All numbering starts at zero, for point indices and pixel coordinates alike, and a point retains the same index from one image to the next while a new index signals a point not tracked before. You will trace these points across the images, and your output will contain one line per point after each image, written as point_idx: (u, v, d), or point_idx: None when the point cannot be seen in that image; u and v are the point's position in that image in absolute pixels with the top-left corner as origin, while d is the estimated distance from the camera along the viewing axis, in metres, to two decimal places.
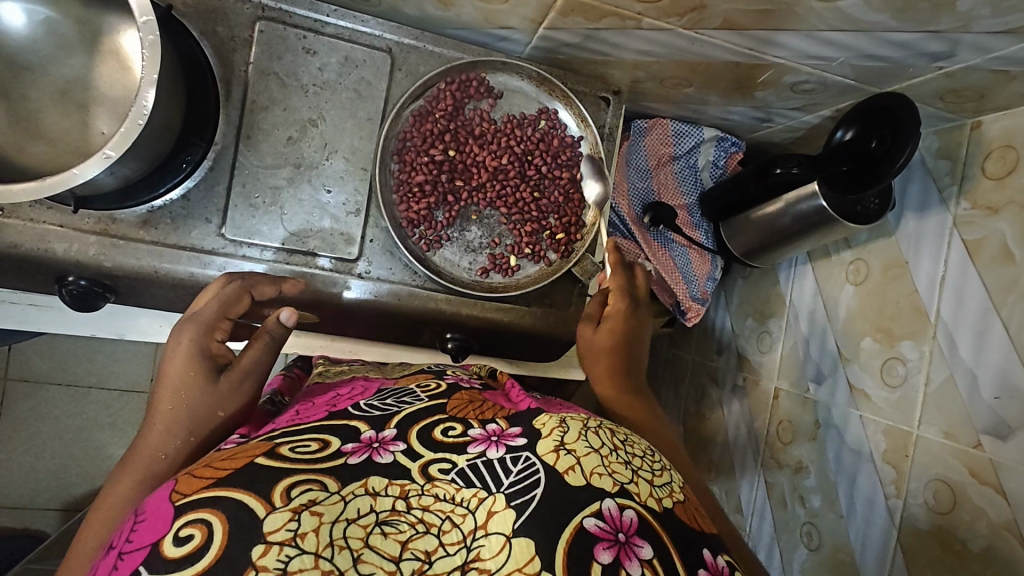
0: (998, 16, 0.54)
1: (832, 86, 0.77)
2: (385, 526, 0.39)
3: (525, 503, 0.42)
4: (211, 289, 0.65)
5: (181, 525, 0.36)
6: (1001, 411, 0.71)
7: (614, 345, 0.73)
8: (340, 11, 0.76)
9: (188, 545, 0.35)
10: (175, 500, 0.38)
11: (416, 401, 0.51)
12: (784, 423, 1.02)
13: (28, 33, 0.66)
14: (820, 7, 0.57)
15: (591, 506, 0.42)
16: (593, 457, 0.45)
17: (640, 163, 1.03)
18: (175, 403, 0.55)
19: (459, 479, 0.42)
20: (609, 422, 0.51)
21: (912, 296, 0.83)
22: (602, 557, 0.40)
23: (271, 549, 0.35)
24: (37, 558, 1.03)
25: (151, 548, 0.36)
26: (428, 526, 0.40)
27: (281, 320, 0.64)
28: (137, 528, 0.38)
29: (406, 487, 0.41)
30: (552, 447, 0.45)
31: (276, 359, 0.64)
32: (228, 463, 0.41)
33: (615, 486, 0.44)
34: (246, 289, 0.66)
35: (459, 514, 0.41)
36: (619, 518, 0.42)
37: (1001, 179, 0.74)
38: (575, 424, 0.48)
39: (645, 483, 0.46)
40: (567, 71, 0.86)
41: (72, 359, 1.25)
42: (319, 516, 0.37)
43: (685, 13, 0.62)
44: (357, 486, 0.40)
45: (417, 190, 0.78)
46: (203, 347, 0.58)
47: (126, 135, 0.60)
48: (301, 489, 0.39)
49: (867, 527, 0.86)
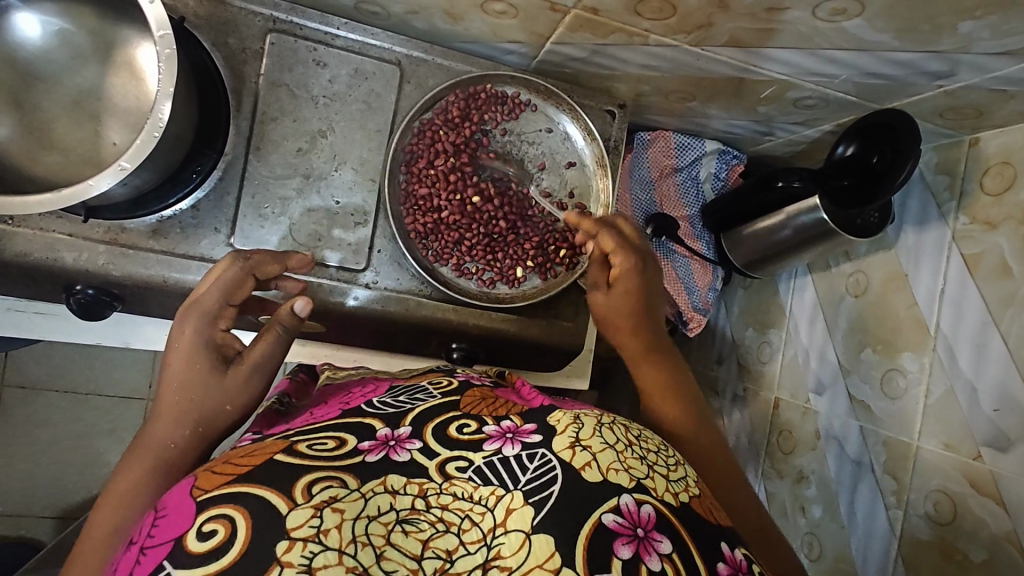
0: (996, 38, 0.56)
1: (834, 102, 0.78)
2: (405, 524, 0.40)
3: (543, 500, 0.42)
4: (219, 268, 0.62)
5: (205, 520, 0.37)
6: (1001, 424, 0.72)
7: (634, 308, 0.71)
8: (351, 24, 0.77)
9: (212, 541, 0.36)
10: (197, 496, 0.38)
11: (429, 398, 0.51)
12: (785, 432, 1.03)
13: (43, 44, 0.67)
14: (824, 27, 0.58)
15: (609, 502, 0.43)
16: (609, 453, 0.46)
17: (643, 174, 1.05)
18: (181, 396, 0.55)
19: (476, 477, 0.43)
20: (622, 418, 0.51)
21: (912, 308, 0.84)
22: (622, 553, 0.40)
23: (295, 545, 0.35)
24: (36, 567, 1.02)
25: (174, 543, 0.36)
26: (448, 525, 0.40)
27: (296, 310, 0.63)
28: (160, 523, 0.38)
29: (424, 486, 0.42)
30: (568, 444, 0.46)
31: (287, 350, 0.63)
32: (246, 460, 0.41)
33: (631, 482, 0.44)
34: (249, 272, 0.62)
35: (478, 512, 0.41)
36: (636, 514, 0.42)
37: (999, 195, 0.76)
38: (589, 420, 0.48)
39: (662, 478, 0.46)
40: (573, 85, 0.87)
41: (70, 366, 1.25)
42: (341, 513, 0.38)
43: (692, 31, 0.64)
44: (376, 484, 0.41)
45: (423, 203, 0.80)
46: (208, 339, 0.57)
47: (142, 147, 0.60)
48: (322, 486, 0.39)
49: (868, 536, 0.87)
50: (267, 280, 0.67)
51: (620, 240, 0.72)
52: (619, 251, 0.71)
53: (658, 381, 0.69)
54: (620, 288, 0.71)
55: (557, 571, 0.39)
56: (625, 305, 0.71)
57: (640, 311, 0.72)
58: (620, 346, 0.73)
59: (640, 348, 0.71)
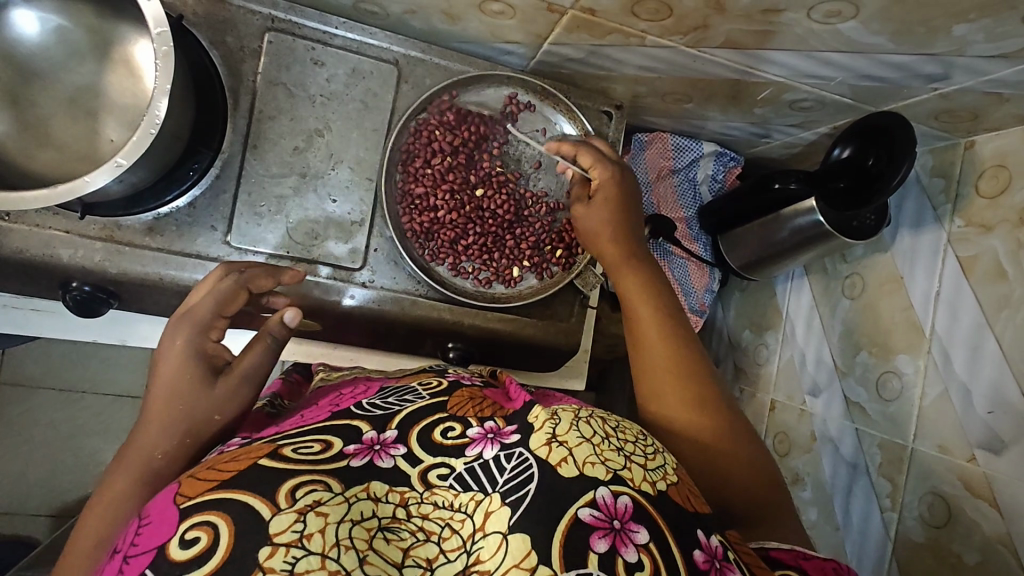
0: (990, 41, 0.56)
1: (831, 105, 0.78)
2: (387, 532, 0.40)
3: (520, 499, 0.42)
4: (207, 282, 0.62)
5: (188, 527, 0.37)
6: (995, 426, 0.72)
7: (613, 217, 0.72)
8: (349, 23, 0.77)
9: (195, 548, 0.36)
10: (180, 503, 0.38)
11: (417, 399, 0.51)
12: (780, 434, 1.03)
13: (41, 40, 0.67)
14: (819, 29, 0.59)
15: (586, 496, 0.43)
16: (586, 446, 0.45)
17: (641, 175, 1.04)
18: (167, 405, 0.54)
19: (456, 484, 0.43)
20: (599, 411, 0.51)
21: (907, 311, 0.84)
22: (598, 547, 0.41)
23: (278, 550, 0.35)
24: (30, 565, 1.02)
25: (156, 550, 0.36)
26: (428, 534, 0.41)
27: (285, 320, 0.63)
28: (143, 531, 0.38)
29: (406, 495, 0.42)
30: (544, 441, 0.46)
31: (276, 362, 0.63)
32: (231, 466, 0.41)
33: (608, 474, 0.44)
34: (243, 285, 0.64)
35: (459, 519, 0.41)
36: (613, 506, 0.43)
37: (994, 198, 0.76)
38: (566, 416, 0.48)
39: (639, 467, 0.46)
40: (570, 86, 0.87)
41: (66, 363, 1.25)
42: (325, 516, 0.38)
43: (688, 32, 0.64)
44: (360, 489, 0.41)
45: (419, 202, 0.80)
46: (198, 348, 0.57)
47: (139, 143, 0.61)
48: (306, 490, 0.39)
49: (863, 540, 0.87)
50: (259, 294, 0.68)
51: (597, 156, 0.74)
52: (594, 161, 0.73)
53: (638, 290, 0.67)
54: (599, 198, 0.72)
55: (533, 570, 0.39)
56: (605, 215, 0.72)
57: (619, 221, 0.72)
58: (601, 255, 0.72)
59: (618, 255, 0.70)
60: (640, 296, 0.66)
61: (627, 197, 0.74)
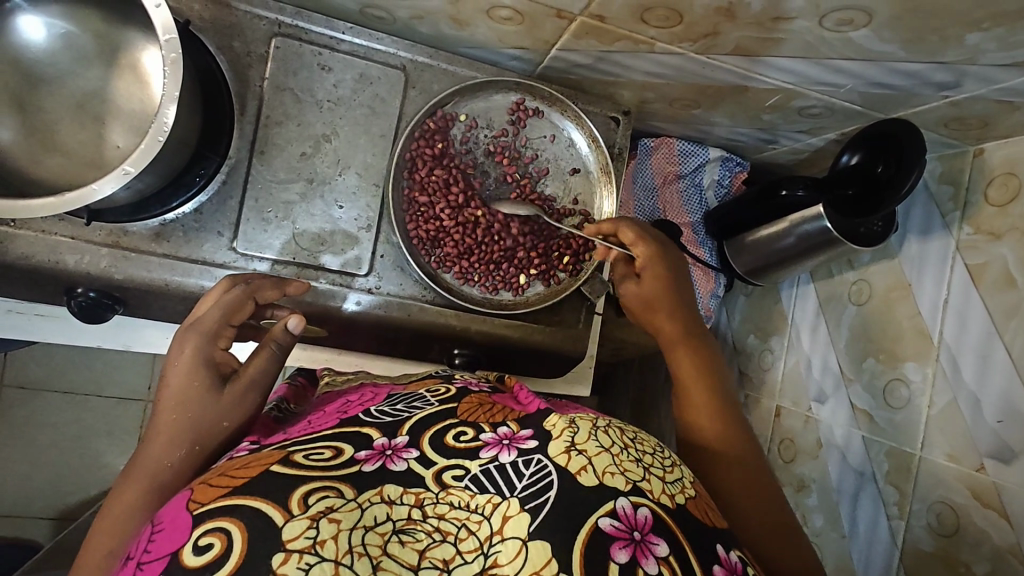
0: (1002, 50, 0.56)
1: (839, 111, 0.78)
2: (402, 535, 0.40)
3: (539, 506, 0.42)
4: (214, 292, 0.63)
5: (200, 534, 0.36)
6: (1005, 435, 0.72)
7: (662, 296, 0.73)
8: (356, 28, 0.77)
9: (208, 554, 0.35)
10: (192, 509, 0.38)
11: (427, 406, 0.50)
12: (785, 440, 1.03)
13: (47, 46, 0.67)
14: (830, 37, 0.58)
15: (606, 506, 0.42)
16: (604, 456, 0.45)
17: (647, 181, 1.06)
18: (176, 414, 0.54)
19: (472, 486, 0.42)
20: (617, 421, 0.51)
21: (915, 318, 0.84)
22: (618, 557, 0.40)
23: (291, 557, 0.35)
24: (32, 570, 1.02)
25: (170, 557, 0.36)
26: (445, 535, 0.40)
27: (290, 328, 0.63)
28: (157, 537, 0.38)
29: (421, 496, 0.42)
30: (563, 449, 0.45)
31: (282, 368, 0.63)
32: (243, 472, 0.41)
33: (627, 485, 0.44)
34: (250, 295, 0.64)
35: (475, 521, 0.41)
36: (633, 517, 0.42)
37: (1003, 206, 0.76)
38: (584, 424, 0.48)
39: (657, 480, 0.46)
40: (577, 92, 0.87)
41: (69, 366, 1.24)
42: (338, 523, 0.38)
43: (698, 39, 0.63)
44: (373, 494, 0.40)
45: (426, 210, 0.79)
46: (208, 357, 0.58)
47: (146, 151, 0.60)
48: (318, 497, 0.39)
49: (869, 547, 0.87)
50: (265, 305, 0.68)
51: (639, 233, 0.75)
52: (638, 240, 0.74)
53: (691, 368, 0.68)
54: (646, 277, 0.74)
55: None
56: (653, 293, 0.73)
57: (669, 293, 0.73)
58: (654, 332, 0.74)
59: (670, 333, 0.72)
60: (691, 372, 0.68)
61: (676, 272, 0.74)
